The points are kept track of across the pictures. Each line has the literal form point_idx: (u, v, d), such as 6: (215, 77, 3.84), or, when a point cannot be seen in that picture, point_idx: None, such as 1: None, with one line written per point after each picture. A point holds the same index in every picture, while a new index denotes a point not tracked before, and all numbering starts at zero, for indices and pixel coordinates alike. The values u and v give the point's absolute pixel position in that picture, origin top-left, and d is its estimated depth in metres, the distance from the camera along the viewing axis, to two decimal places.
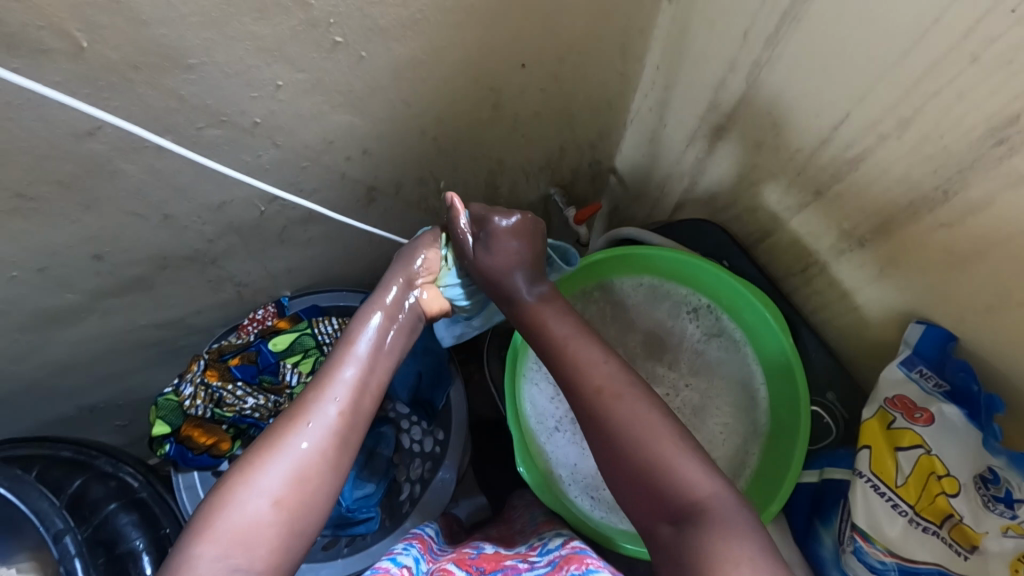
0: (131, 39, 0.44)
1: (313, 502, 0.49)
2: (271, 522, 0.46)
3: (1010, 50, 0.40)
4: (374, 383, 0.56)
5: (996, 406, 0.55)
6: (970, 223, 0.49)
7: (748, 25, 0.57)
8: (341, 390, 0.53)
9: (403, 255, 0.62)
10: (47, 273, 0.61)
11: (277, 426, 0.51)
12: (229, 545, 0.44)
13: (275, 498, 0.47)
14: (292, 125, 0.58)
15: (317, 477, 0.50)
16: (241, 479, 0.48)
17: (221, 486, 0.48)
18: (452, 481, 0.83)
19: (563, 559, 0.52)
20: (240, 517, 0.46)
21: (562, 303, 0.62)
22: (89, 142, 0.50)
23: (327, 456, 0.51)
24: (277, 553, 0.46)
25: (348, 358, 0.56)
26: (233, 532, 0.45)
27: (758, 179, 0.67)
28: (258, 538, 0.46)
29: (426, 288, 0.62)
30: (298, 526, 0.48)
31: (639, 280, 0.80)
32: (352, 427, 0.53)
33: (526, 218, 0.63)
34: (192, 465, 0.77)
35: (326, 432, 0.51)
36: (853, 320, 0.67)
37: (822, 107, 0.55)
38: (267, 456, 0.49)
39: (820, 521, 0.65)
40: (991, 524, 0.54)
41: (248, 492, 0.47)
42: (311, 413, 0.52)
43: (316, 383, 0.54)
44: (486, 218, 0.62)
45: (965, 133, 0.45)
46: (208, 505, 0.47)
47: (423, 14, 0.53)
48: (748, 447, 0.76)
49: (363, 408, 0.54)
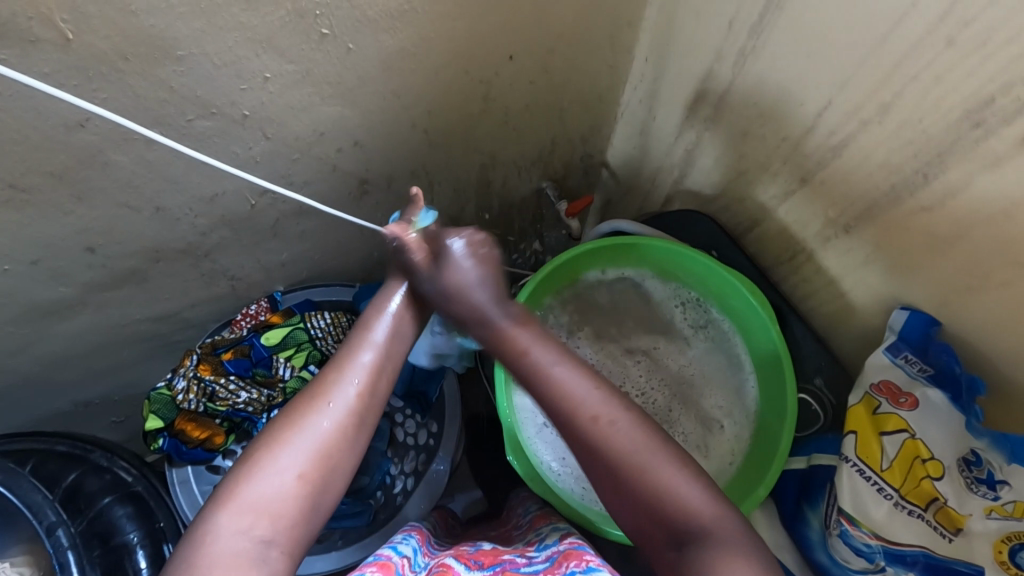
0: (119, 29, 0.44)
1: (333, 480, 0.49)
2: (292, 498, 0.46)
3: (984, 32, 0.40)
4: (391, 367, 0.57)
5: (977, 387, 0.55)
6: (951, 206, 0.49)
7: (733, 14, 0.57)
8: (361, 371, 0.54)
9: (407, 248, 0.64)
10: (40, 265, 0.61)
11: (298, 404, 0.51)
12: (255, 518, 0.44)
13: (298, 475, 0.47)
14: (282, 116, 0.59)
15: (337, 455, 0.50)
16: (264, 456, 0.47)
17: (242, 462, 0.47)
18: (446, 473, 0.83)
19: (562, 555, 0.52)
20: (265, 491, 0.46)
21: (541, 326, 0.59)
22: (80, 133, 0.51)
23: (349, 434, 0.51)
24: (300, 528, 0.46)
25: (365, 342, 0.56)
26: (257, 505, 0.45)
27: (745, 168, 0.68)
28: (279, 513, 0.45)
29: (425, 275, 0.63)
30: (319, 502, 0.48)
31: (603, 273, 0.82)
32: (371, 407, 0.53)
33: (482, 239, 0.64)
34: (186, 458, 0.79)
35: (348, 412, 0.51)
36: (840, 307, 0.67)
37: (807, 95, 0.55)
38: (289, 434, 0.49)
39: (808, 505, 0.66)
40: (974, 505, 0.55)
41: (270, 469, 0.47)
42: (333, 393, 0.52)
43: (335, 364, 0.54)
44: (442, 236, 0.63)
45: (942, 115, 0.46)
46: (230, 479, 0.46)
47: (411, 5, 0.53)
48: (742, 434, 0.76)
49: (382, 388, 0.55)
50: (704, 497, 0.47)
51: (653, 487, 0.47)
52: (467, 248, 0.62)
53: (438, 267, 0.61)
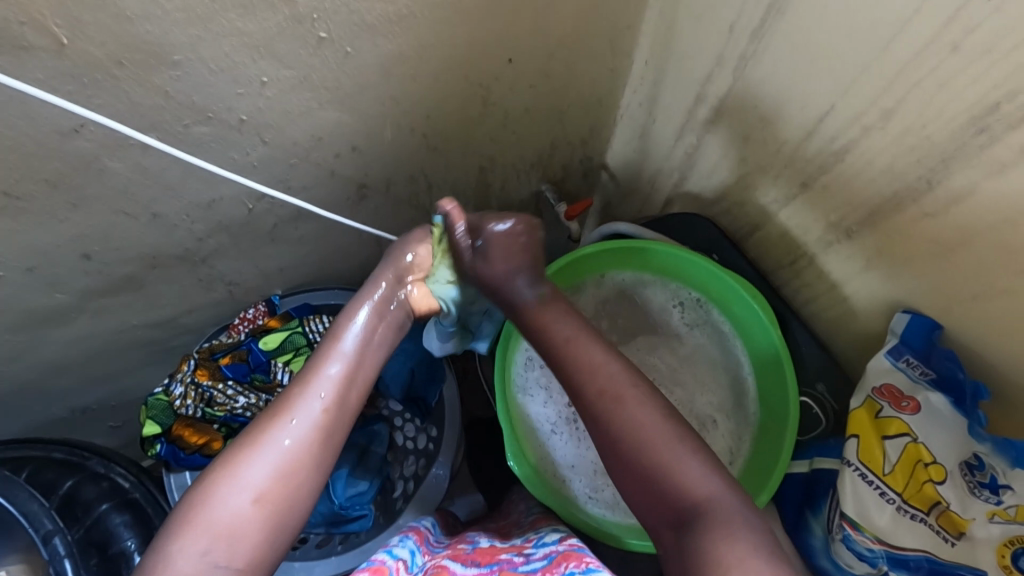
0: (115, 36, 0.44)
1: (295, 499, 0.50)
2: (251, 519, 0.47)
3: (991, 39, 0.40)
4: (361, 378, 0.56)
5: (981, 393, 0.55)
6: (953, 213, 0.49)
7: (734, 18, 0.57)
8: (326, 386, 0.54)
9: (396, 250, 0.63)
10: (35, 272, 0.61)
11: (261, 423, 0.52)
12: (211, 541, 0.46)
13: (257, 496, 0.48)
14: (280, 122, 0.58)
15: (299, 474, 0.50)
16: (225, 475, 0.49)
17: (204, 481, 0.49)
18: (446, 478, 0.82)
19: (562, 555, 0.52)
20: (221, 514, 0.47)
21: (563, 306, 0.64)
22: (75, 139, 0.50)
23: (311, 452, 0.51)
24: (260, 549, 0.47)
25: (333, 353, 0.56)
26: (214, 529, 0.46)
27: (745, 172, 0.68)
28: (238, 535, 0.47)
29: (417, 286, 0.64)
30: (282, 522, 0.49)
31: (602, 278, 0.82)
32: (337, 422, 0.53)
33: (522, 227, 0.65)
34: (184, 464, 0.77)
35: (311, 428, 0.52)
36: (841, 311, 0.67)
37: (809, 99, 0.55)
38: (249, 452, 0.50)
39: (811, 513, 0.66)
40: (977, 510, 0.55)
41: (230, 488, 0.48)
42: (296, 409, 0.52)
43: (302, 377, 0.55)
44: (482, 226, 0.64)
45: (945, 122, 0.46)
46: (191, 499, 0.48)
47: (410, 10, 0.53)
48: (742, 434, 0.77)
49: (349, 402, 0.55)
50: (707, 482, 0.49)
51: (654, 462, 0.51)
52: (508, 233, 0.64)
53: (478, 257, 0.64)
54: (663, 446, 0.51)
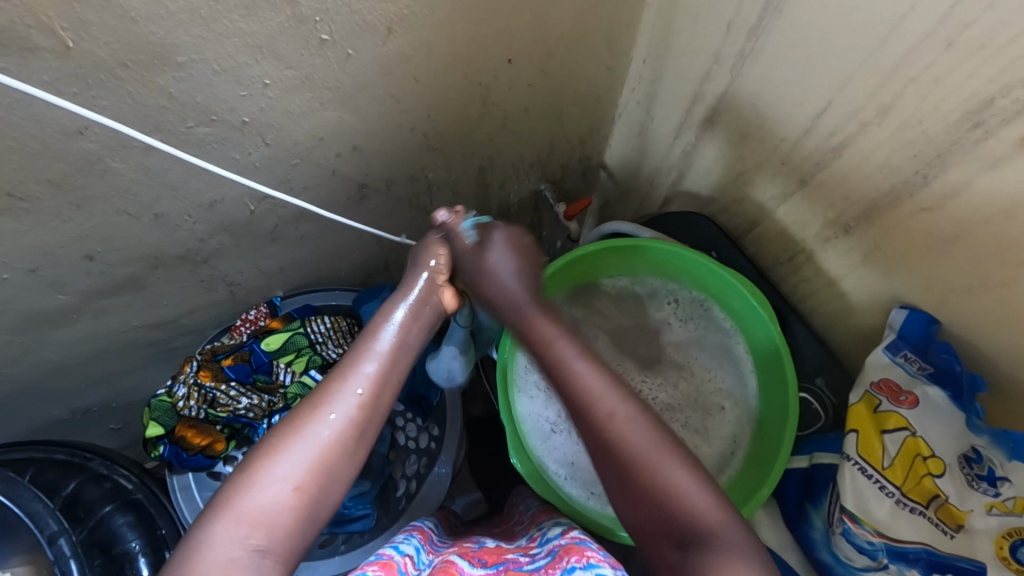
0: (119, 37, 0.44)
1: (331, 490, 0.50)
2: (291, 507, 0.47)
3: (984, 35, 0.41)
4: (395, 377, 0.57)
5: (979, 385, 0.57)
6: (950, 208, 0.50)
7: (732, 16, 0.58)
8: (362, 383, 0.55)
9: (421, 257, 0.68)
10: (39, 273, 0.61)
11: (300, 413, 0.52)
12: (250, 527, 0.45)
13: (295, 485, 0.48)
14: (283, 122, 0.59)
15: (337, 463, 0.50)
16: (263, 465, 0.48)
17: (243, 468, 0.48)
18: (448, 476, 0.84)
19: (564, 550, 0.52)
20: (261, 501, 0.46)
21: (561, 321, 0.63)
22: (80, 140, 0.50)
23: (348, 445, 0.51)
24: (295, 537, 0.47)
25: (369, 353, 0.57)
26: (253, 514, 0.46)
27: (744, 171, 0.69)
28: (277, 521, 0.46)
29: (445, 290, 0.68)
30: (315, 513, 0.48)
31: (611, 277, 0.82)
32: (372, 420, 0.54)
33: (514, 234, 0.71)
34: (187, 465, 0.78)
35: (347, 423, 0.52)
36: (840, 307, 0.68)
37: (806, 96, 0.55)
38: (289, 442, 0.50)
39: (811, 505, 0.66)
40: (975, 502, 0.56)
41: (269, 476, 0.48)
42: (334, 401, 0.53)
43: (339, 372, 0.56)
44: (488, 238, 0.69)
45: (942, 116, 0.46)
46: (231, 486, 0.47)
47: (410, 10, 0.53)
48: (742, 429, 0.77)
49: (385, 400, 0.56)
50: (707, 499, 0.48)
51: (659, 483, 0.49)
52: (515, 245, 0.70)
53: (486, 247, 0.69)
54: (667, 469, 0.49)
